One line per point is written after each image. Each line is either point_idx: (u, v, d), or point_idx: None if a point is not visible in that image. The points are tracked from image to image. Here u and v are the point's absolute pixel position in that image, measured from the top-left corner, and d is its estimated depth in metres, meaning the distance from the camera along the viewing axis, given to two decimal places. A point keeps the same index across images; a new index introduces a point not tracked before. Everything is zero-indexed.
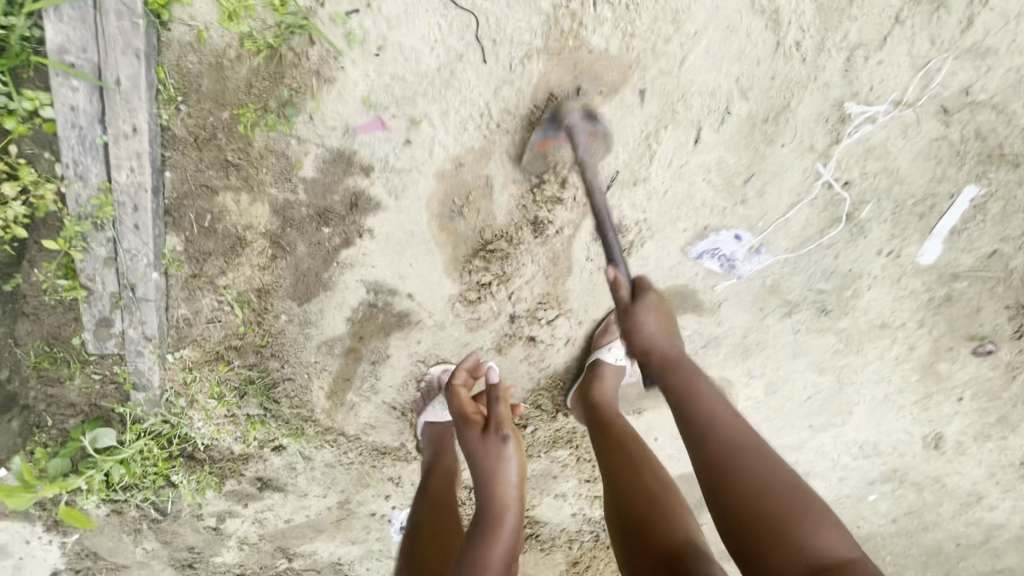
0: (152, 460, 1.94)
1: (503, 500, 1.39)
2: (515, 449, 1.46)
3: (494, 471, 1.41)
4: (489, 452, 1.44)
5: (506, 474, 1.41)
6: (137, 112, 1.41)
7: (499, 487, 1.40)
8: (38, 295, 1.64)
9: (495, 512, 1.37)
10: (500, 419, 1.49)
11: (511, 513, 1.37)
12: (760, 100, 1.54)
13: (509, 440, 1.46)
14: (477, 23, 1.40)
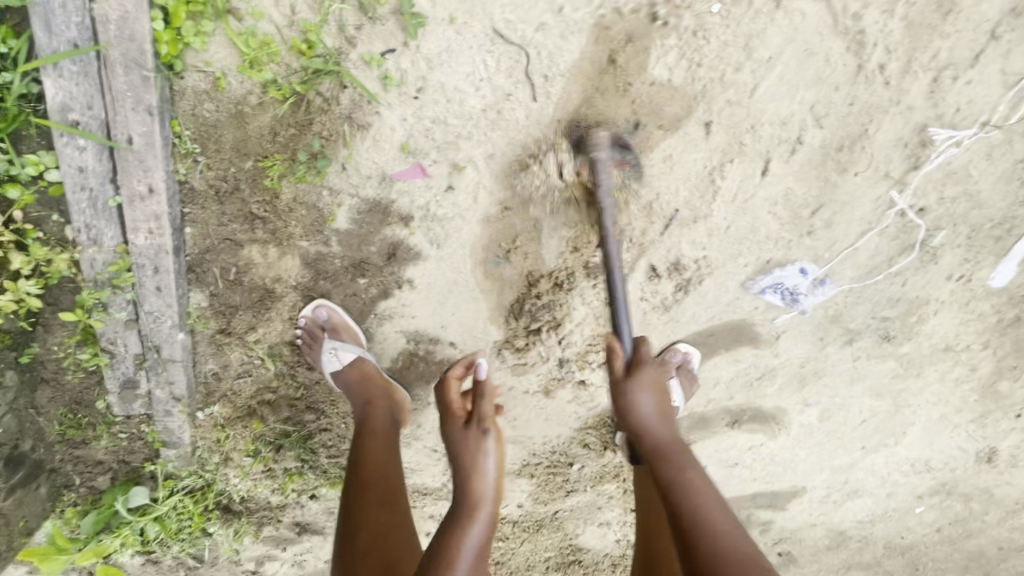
0: (187, 515, 1.87)
1: (479, 492, 1.32)
2: (495, 444, 1.39)
3: (471, 459, 1.36)
4: (469, 446, 1.38)
5: (483, 470, 1.35)
6: (152, 172, 1.26)
7: (474, 480, 1.33)
8: (58, 361, 1.53)
9: (473, 499, 1.31)
10: (484, 412, 1.42)
11: (487, 503, 1.31)
12: (835, 128, 1.39)
13: (489, 433, 1.39)
14: (528, 58, 1.25)
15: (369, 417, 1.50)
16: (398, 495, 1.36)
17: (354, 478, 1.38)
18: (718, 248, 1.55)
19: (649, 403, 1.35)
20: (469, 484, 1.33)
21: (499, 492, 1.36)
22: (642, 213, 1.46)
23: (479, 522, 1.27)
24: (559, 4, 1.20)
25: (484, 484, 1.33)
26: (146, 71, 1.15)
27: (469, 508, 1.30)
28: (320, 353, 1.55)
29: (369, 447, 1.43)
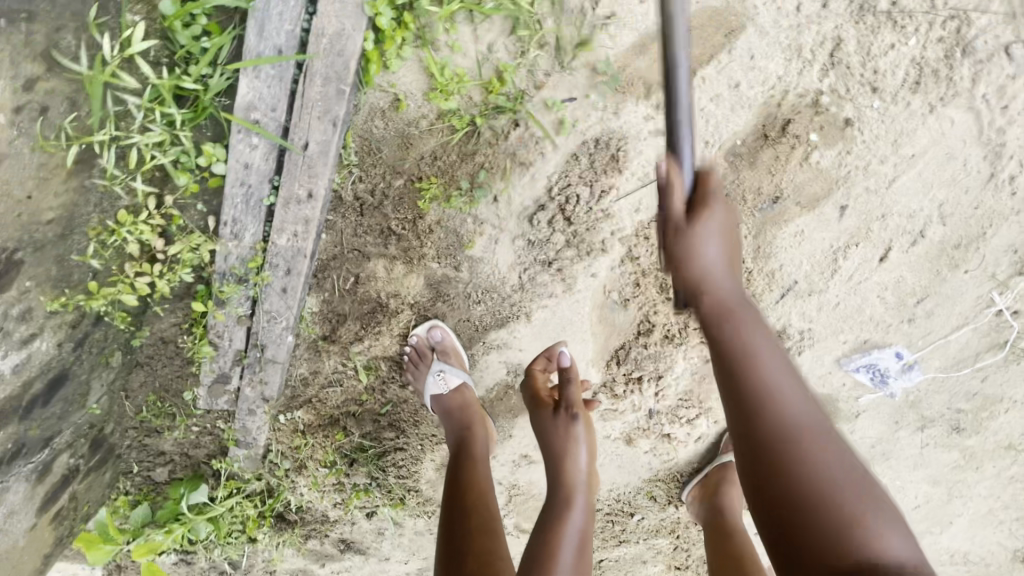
0: (242, 519, 1.80)
1: (572, 478, 1.31)
2: (585, 431, 1.34)
3: (563, 448, 1.33)
4: (559, 432, 1.34)
5: (575, 458, 1.32)
6: (316, 178, 1.28)
7: (567, 468, 1.31)
8: (158, 347, 1.50)
9: (567, 487, 1.31)
10: (572, 398, 1.36)
11: (580, 490, 1.30)
12: (956, 227, 1.47)
13: (578, 418, 1.34)
14: (695, 123, 1.30)
15: (470, 445, 1.48)
16: (496, 524, 1.32)
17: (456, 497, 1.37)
18: (824, 323, 1.59)
19: (719, 254, 0.91)
20: (561, 470, 1.32)
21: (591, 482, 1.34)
22: (763, 280, 1.50)
23: (577, 508, 1.29)
24: (736, 80, 1.27)
25: (577, 472, 1.31)
26: (342, 85, 1.17)
27: (565, 494, 1.30)
28: (425, 373, 1.55)
29: (476, 469, 1.42)
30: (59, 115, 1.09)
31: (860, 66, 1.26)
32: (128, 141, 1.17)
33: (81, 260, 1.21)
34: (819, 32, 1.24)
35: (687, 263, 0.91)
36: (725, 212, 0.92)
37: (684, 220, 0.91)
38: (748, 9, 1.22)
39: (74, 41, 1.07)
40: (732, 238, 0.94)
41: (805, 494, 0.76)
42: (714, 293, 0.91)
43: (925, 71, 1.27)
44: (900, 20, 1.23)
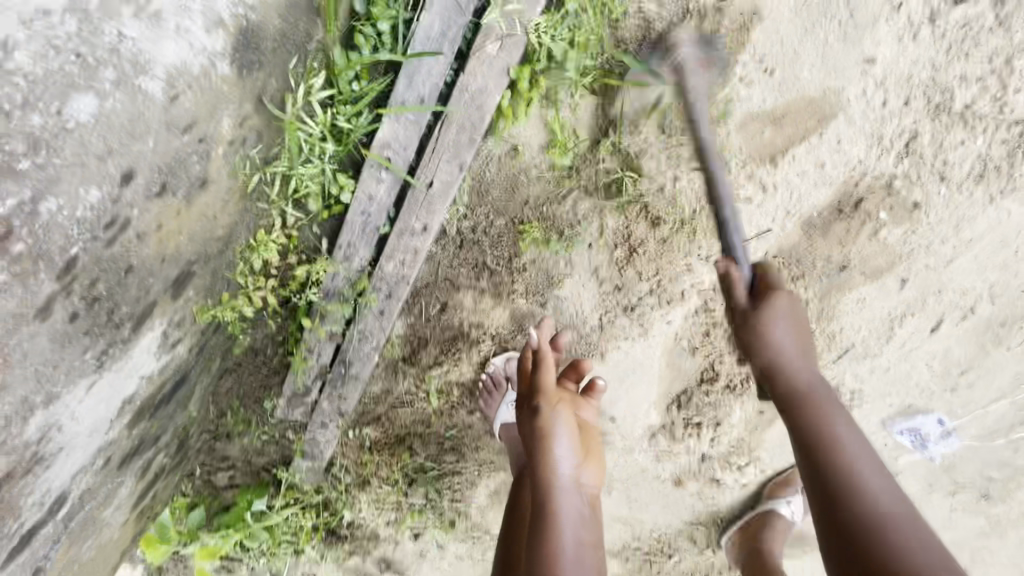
0: (295, 530, 1.84)
1: (553, 480, 1.26)
2: (559, 424, 1.29)
3: (538, 443, 1.28)
4: (530, 428, 1.31)
5: (553, 452, 1.26)
6: (433, 214, 1.39)
7: (541, 471, 1.26)
8: (246, 356, 1.57)
9: (545, 490, 1.25)
10: (539, 387, 1.34)
11: (562, 490, 1.25)
12: (1003, 306, 1.59)
13: (543, 407, 1.30)
14: (780, 194, 1.44)
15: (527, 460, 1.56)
16: None
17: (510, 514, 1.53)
18: (874, 385, 1.70)
19: (784, 333, 1.17)
20: (537, 472, 1.27)
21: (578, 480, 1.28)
22: (823, 340, 1.61)
23: (567, 510, 1.23)
24: (822, 159, 1.40)
25: (556, 471, 1.26)
26: (474, 134, 1.32)
27: (546, 498, 1.24)
28: (498, 402, 1.66)
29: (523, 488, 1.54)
30: (251, 146, 1.23)
31: (931, 157, 1.40)
32: (288, 171, 1.29)
33: (230, 275, 1.35)
34: (899, 125, 1.37)
35: (756, 349, 1.19)
36: (787, 303, 1.20)
37: (753, 299, 1.21)
38: (841, 101, 1.35)
39: (276, 86, 1.21)
40: (799, 320, 1.20)
41: (864, 521, 0.96)
42: (763, 355, 1.19)
43: (989, 166, 1.41)
44: (973, 121, 1.36)
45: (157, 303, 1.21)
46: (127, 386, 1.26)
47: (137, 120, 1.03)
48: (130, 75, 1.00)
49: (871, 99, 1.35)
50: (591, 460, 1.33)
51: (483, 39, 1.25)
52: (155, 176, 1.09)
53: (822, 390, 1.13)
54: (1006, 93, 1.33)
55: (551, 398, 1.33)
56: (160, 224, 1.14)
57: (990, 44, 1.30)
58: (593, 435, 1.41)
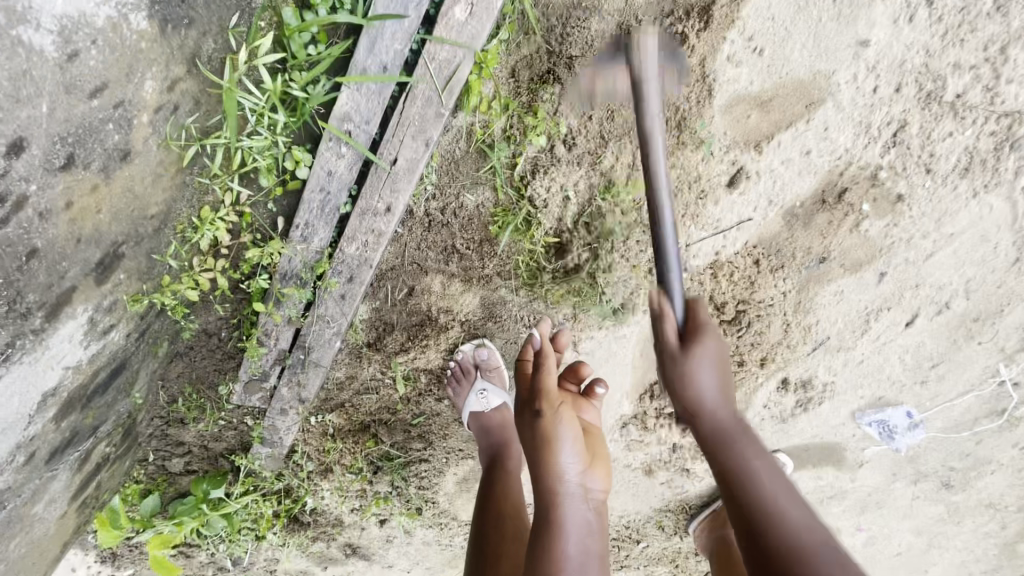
0: (255, 517, 1.78)
1: (559, 487, 1.19)
2: (569, 428, 1.21)
3: (542, 448, 1.19)
4: (534, 432, 1.22)
5: (561, 459, 1.19)
6: (397, 193, 1.30)
7: (547, 476, 1.19)
8: (199, 339, 1.47)
9: (549, 494, 1.19)
10: (540, 390, 1.25)
11: (566, 495, 1.18)
12: (977, 301, 1.58)
13: (546, 411, 1.22)
14: (765, 182, 1.36)
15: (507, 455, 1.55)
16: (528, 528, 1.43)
17: (492, 508, 1.46)
18: (847, 376, 1.69)
19: (711, 377, 0.99)
20: (542, 478, 1.19)
21: (586, 487, 1.21)
22: (799, 332, 1.58)
23: (572, 514, 1.18)
24: (809, 147, 1.33)
25: (564, 477, 1.19)
26: (443, 109, 1.22)
27: (551, 506, 1.18)
28: (467, 391, 1.58)
29: (511, 483, 1.51)
30: (185, 115, 1.15)
31: (919, 149, 1.35)
32: (233, 141, 1.19)
33: (160, 259, 1.25)
34: (889, 113, 1.31)
35: (680, 390, 1.01)
36: (717, 344, 1.02)
37: (681, 340, 1.02)
38: (831, 86, 1.27)
39: (212, 46, 1.13)
40: (725, 364, 1.02)
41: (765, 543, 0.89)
42: (703, 421, 1.01)
43: (975, 159, 1.37)
44: (962, 112, 1.31)
45: (76, 289, 1.16)
46: (48, 379, 1.21)
47: (21, 81, 0.99)
48: (2, 23, 0.95)
49: (861, 85, 1.28)
50: (599, 462, 1.25)
51: (450, 3, 1.15)
52: (55, 146, 1.05)
53: (741, 436, 1.00)
54: (998, 83, 1.28)
55: (554, 402, 1.24)
56: (68, 202, 1.09)
57: (986, 31, 1.24)
58: (598, 437, 1.32)
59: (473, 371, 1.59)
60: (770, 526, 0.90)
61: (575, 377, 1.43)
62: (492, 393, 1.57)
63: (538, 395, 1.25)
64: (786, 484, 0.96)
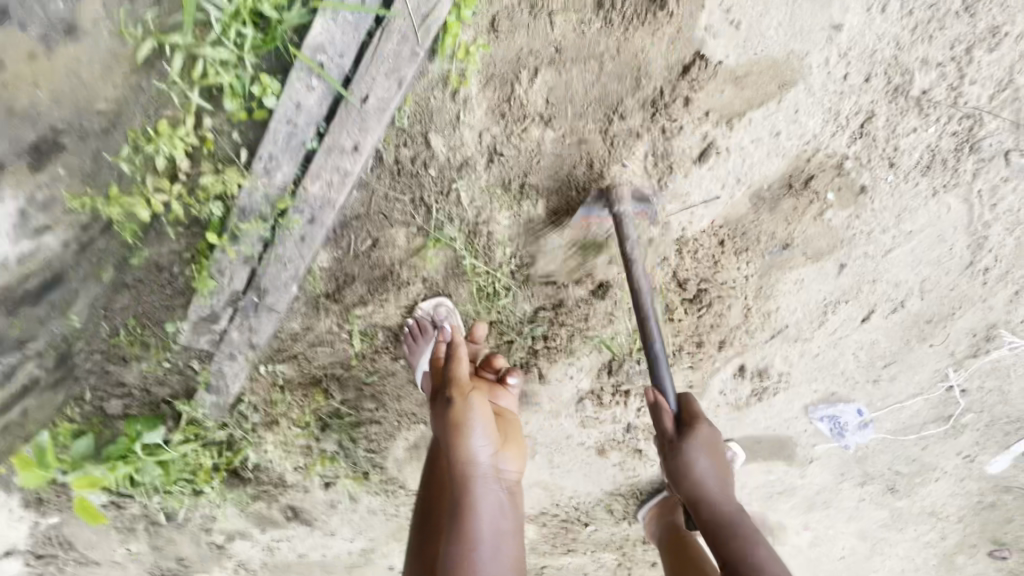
0: (193, 468, 1.72)
1: (471, 470, 1.25)
2: (479, 413, 1.28)
3: (453, 435, 1.26)
4: (444, 417, 1.28)
5: (469, 444, 1.25)
6: (366, 133, 1.28)
7: (458, 458, 1.25)
8: (148, 272, 1.43)
9: (462, 477, 1.25)
10: (451, 377, 1.33)
11: (478, 475, 1.25)
12: (932, 303, 1.62)
13: (455, 398, 1.28)
14: (733, 161, 1.38)
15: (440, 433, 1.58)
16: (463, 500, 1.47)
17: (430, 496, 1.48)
18: (802, 369, 1.71)
19: (707, 466, 1.19)
20: (454, 462, 1.26)
21: (496, 467, 1.28)
22: (758, 318, 1.60)
23: (486, 495, 1.24)
24: (778, 129, 1.34)
25: (473, 458, 1.25)
26: (417, 49, 1.21)
27: (464, 489, 1.24)
28: (422, 348, 1.56)
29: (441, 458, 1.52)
30: (144, 10, 1.17)
31: (884, 141, 1.38)
32: (196, 53, 1.18)
33: (112, 160, 1.29)
34: (858, 103, 1.33)
35: (684, 480, 1.19)
36: (710, 430, 1.20)
37: (678, 428, 1.20)
38: (804, 67, 1.27)
39: None
40: (716, 449, 1.21)
41: (730, 555, 1.12)
42: (706, 498, 1.19)
43: (937, 157, 1.40)
44: (926, 109, 1.35)
45: None
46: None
47: None
48: None
49: (832, 71, 1.28)
50: (509, 445, 1.32)
51: None
52: None
53: (746, 522, 1.16)
54: (962, 83, 1.31)
55: (465, 388, 1.31)
56: None
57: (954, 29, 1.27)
58: (511, 422, 1.42)
59: (431, 327, 1.56)
60: (744, 544, 1.12)
61: (490, 366, 1.52)
62: None
63: (450, 383, 1.32)
64: (772, 556, 1.13)
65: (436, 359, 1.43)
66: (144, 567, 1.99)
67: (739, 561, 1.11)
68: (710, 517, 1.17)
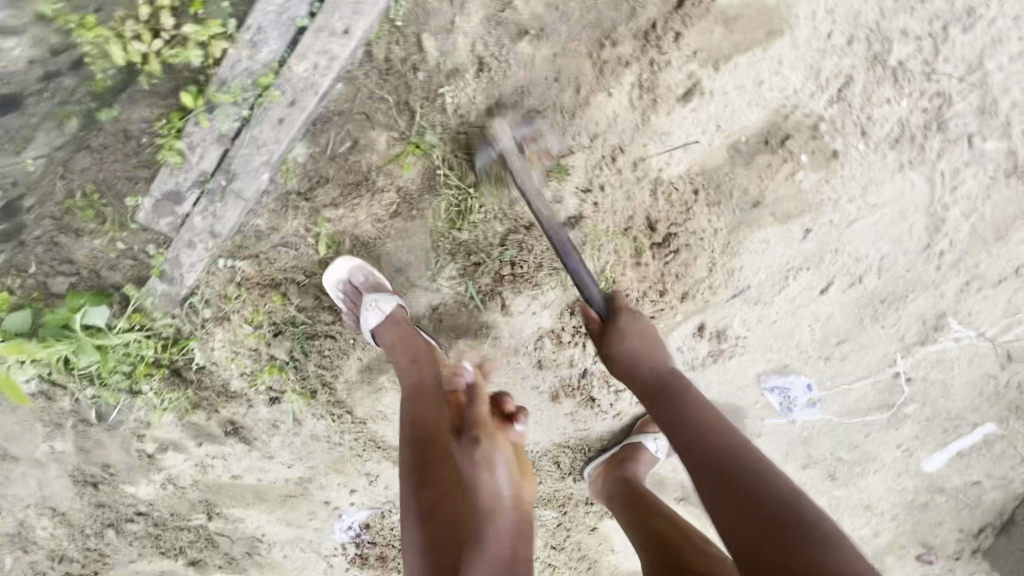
0: (133, 360, 1.66)
1: (501, 503, 1.36)
2: (506, 458, 1.43)
3: (477, 472, 1.37)
4: (472, 454, 1.39)
5: (494, 474, 1.38)
6: (358, 19, 1.31)
7: (484, 490, 1.35)
8: (115, 138, 1.40)
9: (489, 509, 1.33)
10: (476, 419, 1.45)
11: (504, 503, 1.36)
12: (888, 282, 1.67)
13: (482, 437, 1.41)
14: (716, 106, 1.41)
15: (420, 380, 1.50)
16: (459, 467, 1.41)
17: (414, 450, 1.38)
18: (759, 336, 1.74)
19: (634, 340, 1.26)
20: (479, 492, 1.35)
21: (517, 500, 1.40)
22: (722, 275, 1.63)
23: (506, 524, 1.32)
24: (762, 78, 1.39)
25: (501, 492, 1.37)
26: None
27: (489, 514, 1.32)
28: (362, 311, 1.57)
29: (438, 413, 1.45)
30: None
31: (859, 108, 1.44)
32: None
33: None
34: (838, 65, 1.39)
35: (626, 356, 1.23)
36: (632, 317, 1.31)
37: (603, 321, 1.33)
38: (791, 17, 1.34)
39: None
40: (647, 333, 1.28)
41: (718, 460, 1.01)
42: (642, 368, 1.21)
43: (906, 132, 1.46)
44: (901, 81, 1.41)
45: None
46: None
47: None
48: None
49: (818, 26, 1.35)
50: (525, 477, 1.48)
51: None
52: None
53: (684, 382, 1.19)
54: (935, 60, 1.38)
55: (490, 430, 1.45)
56: None
57: (930, 5, 1.35)
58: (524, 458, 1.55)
59: (360, 301, 1.58)
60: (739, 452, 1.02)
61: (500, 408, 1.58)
62: (384, 301, 1.55)
63: (472, 420, 1.45)
64: (720, 421, 1.09)
65: (458, 396, 1.58)
66: (64, 471, 1.89)
67: (733, 468, 1.00)
68: (665, 393, 1.15)
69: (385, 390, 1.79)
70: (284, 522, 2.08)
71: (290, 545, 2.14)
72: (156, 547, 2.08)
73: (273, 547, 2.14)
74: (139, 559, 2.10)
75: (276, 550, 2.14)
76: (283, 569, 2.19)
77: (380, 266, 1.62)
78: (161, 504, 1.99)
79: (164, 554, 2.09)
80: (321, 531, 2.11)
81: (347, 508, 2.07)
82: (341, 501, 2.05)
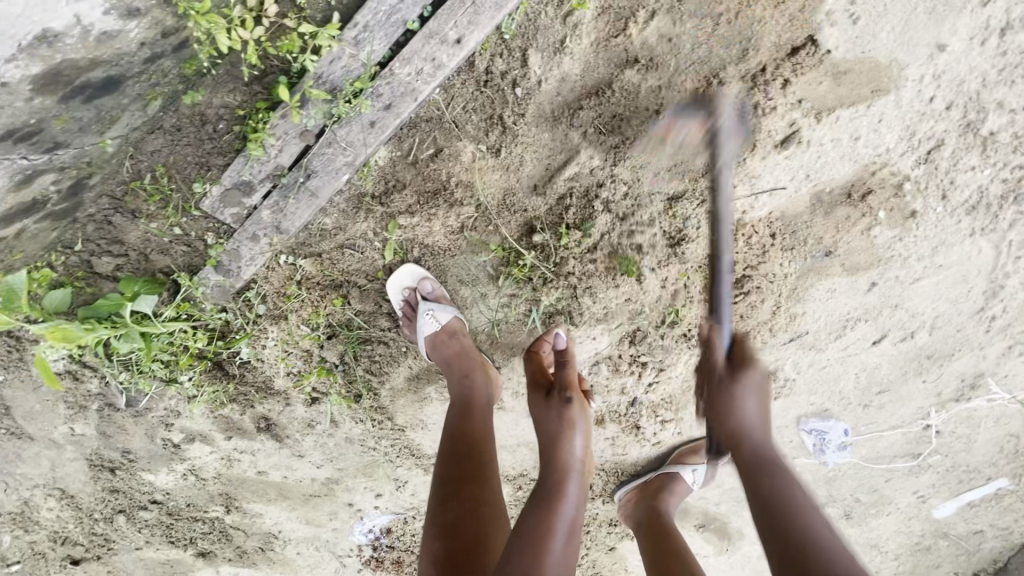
0: (176, 350, 1.59)
1: (570, 462, 1.30)
2: (583, 420, 1.36)
3: (560, 429, 1.33)
4: (554, 415, 1.35)
5: (571, 440, 1.31)
6: (473, 29, 1.28)
7: (563, 449, 1.30)
8: (190, 121, 1.35)
9: (561, 471, 1.28)
10: (567, 381, 1.41)
11: (574, 473, 1.28)
12: (937, 339, 1.70)
13: (571, 398, 1.37)
14: (810, 156, 1.42)
15: (471, 391, 1.47)
16: (496, 473, 1.33)
17: (457, 464, 1.31)
18: (806, 379, 1.76)
19: None
20: (553, 454, 1.30)
21: (584, 469, 1.33)
22: (784, 318, 1.64)
23: (570, 491, 1.25)
24: (858, 134, 1.40)
25: (574, 453, 1.30)
26: None
27: (556, 480, 1.26)
28: (416, 322, 1.55)
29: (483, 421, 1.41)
30: None
31: (944, 172, 1.45)
32: None
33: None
34: (932, 128, 1.40)
35: None
36: None
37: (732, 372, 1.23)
38: (900, 78, 1.35)
39: None
40: None
41: None
42: None
43: (983, 200, 1.49)
44: (989, 150, 1.43)
45: None
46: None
47: None
48: None
49: (922, 90, 1.36)
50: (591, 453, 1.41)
51: None
52: None
53: None
54: None
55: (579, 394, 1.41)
56: None
57: None
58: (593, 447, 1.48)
59: (412, 312, 1.56)
60: None
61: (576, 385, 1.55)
62: (435, 313, 1.52)
63: (560, 385, 1.41)
64: None
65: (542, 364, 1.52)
66: (81, 454, 1.80)
67: None
68: None
69: (429, 400, 1.74)
70: (302, 521, 2.02)
71: (304, 543, 2.09)
72: (166, 536, 2.00)
73: (287, 544, 2.08)
74: (145, 547, 2.01)
75: (289, 548, 2.08)
76: (294, 567, 2.13)
77: (445, 278, 1.58)
78: (178, 494, 1.92)
79: (173, 544, 2.01)
80: (339, 532, 2.06)
81: (370, 512, 2.02)
82: (365, 505, 1.99)
